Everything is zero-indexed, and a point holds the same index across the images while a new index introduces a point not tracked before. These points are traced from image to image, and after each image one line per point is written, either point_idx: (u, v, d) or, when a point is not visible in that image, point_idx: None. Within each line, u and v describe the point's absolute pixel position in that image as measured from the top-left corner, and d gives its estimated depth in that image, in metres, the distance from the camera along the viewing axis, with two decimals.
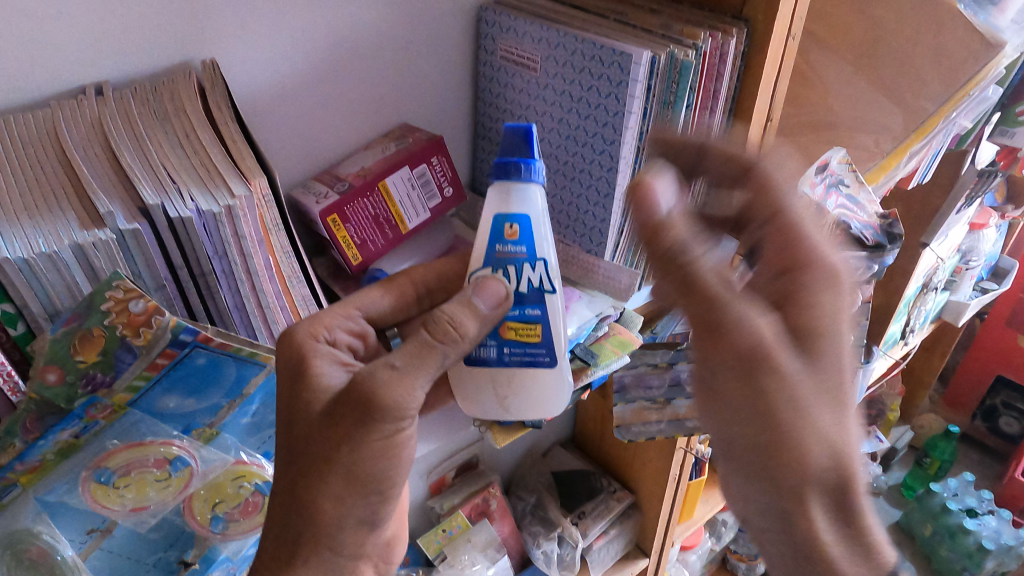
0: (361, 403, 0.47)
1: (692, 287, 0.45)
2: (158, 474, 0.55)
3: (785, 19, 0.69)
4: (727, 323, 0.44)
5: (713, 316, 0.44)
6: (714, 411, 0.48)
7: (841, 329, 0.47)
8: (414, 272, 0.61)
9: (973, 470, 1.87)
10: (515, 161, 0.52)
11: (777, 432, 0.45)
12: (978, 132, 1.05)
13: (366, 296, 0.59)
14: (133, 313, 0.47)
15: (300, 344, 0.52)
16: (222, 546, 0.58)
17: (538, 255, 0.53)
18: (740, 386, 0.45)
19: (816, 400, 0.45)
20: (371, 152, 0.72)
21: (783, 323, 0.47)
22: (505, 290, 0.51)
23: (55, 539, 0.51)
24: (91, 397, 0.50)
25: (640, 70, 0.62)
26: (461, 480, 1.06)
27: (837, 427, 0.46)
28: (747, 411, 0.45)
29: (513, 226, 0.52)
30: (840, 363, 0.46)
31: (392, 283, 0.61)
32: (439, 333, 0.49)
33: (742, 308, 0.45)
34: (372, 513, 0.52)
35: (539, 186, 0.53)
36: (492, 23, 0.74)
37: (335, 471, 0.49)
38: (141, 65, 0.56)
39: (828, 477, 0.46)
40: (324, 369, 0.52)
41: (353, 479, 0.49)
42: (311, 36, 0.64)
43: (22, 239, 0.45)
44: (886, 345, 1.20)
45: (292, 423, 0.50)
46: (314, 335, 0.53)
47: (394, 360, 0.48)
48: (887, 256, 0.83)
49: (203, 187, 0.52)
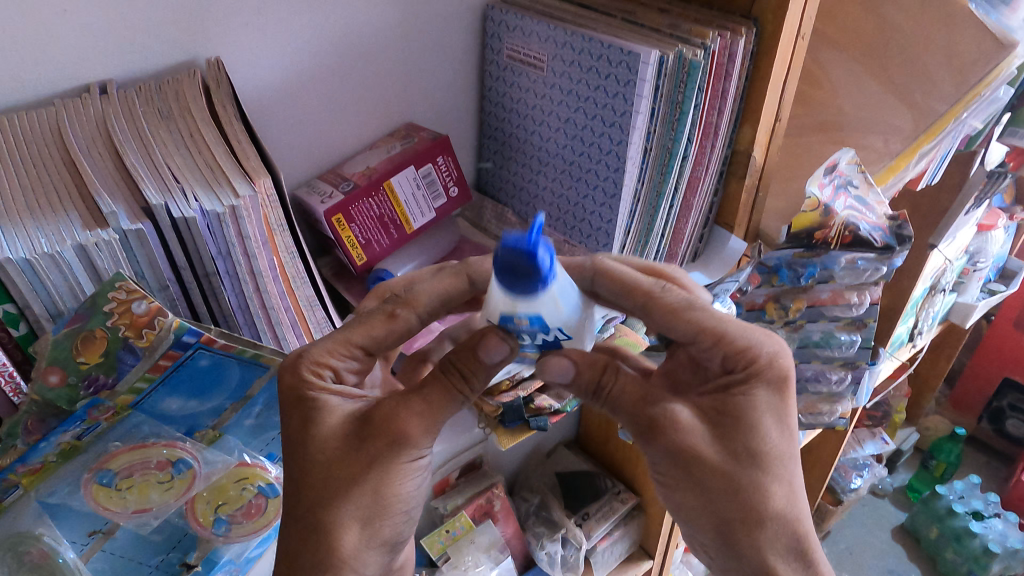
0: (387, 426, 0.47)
1: (625, 398, 0.52)
2: (161, 476, 0.55)
3: (795, 18, 0.69)
4: (659, 428, 0.50)
5: (646, 424, 0.51)
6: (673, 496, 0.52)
7: (773, 407, 0.51)
8: (419, 301, 0.51)
9: (981, 473, 1.86)
10: (525, 277, 0.42)
11: (732, 511, 0.50)
12: (988, 133, 1.04)
13: (369, 330, 0.50)
14: (136, 314, 0.47)
15: (305, 383, 0.49)
16: (224, 549, 0.58)
17: (553, 328, 0.46)
18: (685, 479, 0.50)
19: (761, 476, 0.49)
20: (376, 151, 0.71)
21: (717, 415, 0.51)
22: (512, 345, 0.47)
23: (57, 542, 0.51)
24: (94, 398, 0.50)
25: (648, 70, 0.62)
26: (466, 480, 1.04)
27: (786, 500, 0.50)
28: (692, 503, 0.50)
29: (524, 319, 0.45)
30: (776, 441, 0.50)
31: (394, 318, 0.51)
32: (452, 380, 0.48)
33: (671, 419, 0.50)
34: (398, 536, 0.50)
35: (553, 283, 0.44)
36: (499, 22, 0.73)
37: (366, 494, 0.47)
38: (145, 64, 0.56)
39: (787, 546, 0.50)
40: (336, 401, 0.49)
41: (379, 502, 0.47)
42: (316, 34, 0.64)
43: (25, 239, 0.45)
44: (893, 347, 1.19)
45: (297, 431, 0.48)
46: (320, 371, 0.49)
47: (423, 391, 0.48)
48: (897, 257, 0.81)
49: (207, 187, 0.51)
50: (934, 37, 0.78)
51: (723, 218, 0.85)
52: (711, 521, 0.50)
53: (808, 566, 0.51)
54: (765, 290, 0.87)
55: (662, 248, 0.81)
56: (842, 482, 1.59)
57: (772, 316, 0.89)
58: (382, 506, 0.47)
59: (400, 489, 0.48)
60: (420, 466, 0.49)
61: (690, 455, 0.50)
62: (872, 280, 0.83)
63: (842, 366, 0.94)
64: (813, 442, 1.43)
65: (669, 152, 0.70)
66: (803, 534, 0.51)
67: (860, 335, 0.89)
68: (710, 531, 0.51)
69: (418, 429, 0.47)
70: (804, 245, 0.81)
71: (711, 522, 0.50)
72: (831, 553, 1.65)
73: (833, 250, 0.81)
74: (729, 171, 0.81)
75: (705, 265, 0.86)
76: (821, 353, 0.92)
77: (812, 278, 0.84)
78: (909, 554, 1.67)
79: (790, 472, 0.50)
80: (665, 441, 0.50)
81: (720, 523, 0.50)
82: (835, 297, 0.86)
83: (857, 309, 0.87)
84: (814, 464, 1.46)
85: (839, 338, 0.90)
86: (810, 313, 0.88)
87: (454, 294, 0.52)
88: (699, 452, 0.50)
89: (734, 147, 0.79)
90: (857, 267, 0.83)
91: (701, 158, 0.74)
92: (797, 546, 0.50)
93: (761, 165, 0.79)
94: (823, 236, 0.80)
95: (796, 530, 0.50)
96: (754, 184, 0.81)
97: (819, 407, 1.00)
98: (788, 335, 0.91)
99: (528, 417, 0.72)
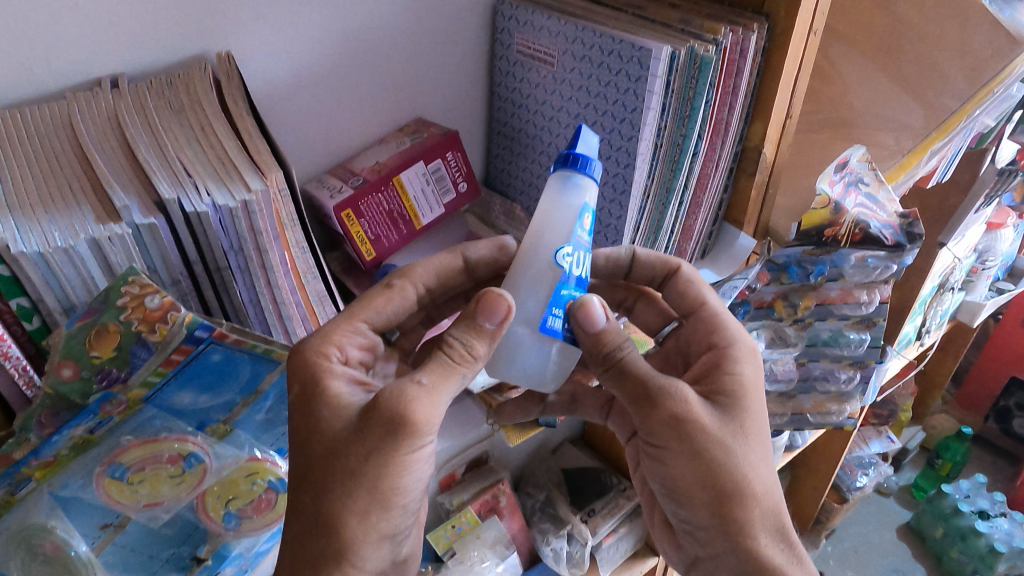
0: (388, 418, 0.46)
1: (629, 377, 0.53)
2: (172, 470, 0.55)
3: (808, 14, 0.68)
4: (667, 406, 0.52)
5: (647, 391, 0.52)
6: (662, 471, 0.54)
7: (755, 387, 0.56)
8: (414, 273, 0.57)
9: (987, 472, 1.85)
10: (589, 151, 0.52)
11: (723, 484, 0.52)
12: (1002, 130, 1.00)
13: (373, 304, 0.54)
14: (149, 308, 0.47)
15: (313, 365, 0.49)
16: (235, 543, 0.58)
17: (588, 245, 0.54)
18: (682, 446, 0.52)
19: (748, 449, 0.53)
20: (386, 147, 0.71)
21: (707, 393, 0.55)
22: (510, 304, 0.49)
23: (69, 534, 0.51)
24: (107, 392, 0.50)
25: (659, 65, 0.61)
26: (472, 475, 1.04)
27: (768, 474, 0.54)
28: (686, 487, 0.53)
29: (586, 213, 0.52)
30: (759, 418, 0.55)
31: (391, 288, 0.56)
32: (455, 352, 0.49)
33: (670, 388, 0.52)
34: (396, 528, 0.49)
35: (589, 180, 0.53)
36: (508, 17, 0.73)
37: (363, 486, 0.46)
38: (157, 58, 0.56)
39: (768, 528, 0.53)
40: (342, 388, 0.49)
41: (377, 497, 0.46)
42: (326, 29, 0.64)
43: (39, 233, 0.45)
44: (900, 345, 1.19)
45: (302, 426, 0.48)
46: (327, 352, 0.50)
47: (422, 377, 0.48)
48: (907, 256, 0.81)
49: (219, 181, 0.51)
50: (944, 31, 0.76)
51: (732, 215, 0.85)
52: (703, 494, 0.53)
53: (786, 541, 0.54)
54: (773, 288, 0.85)
55: (672, 245, 0.81)
56: (848, 481, 1.58)
57: (781, 313, 0.88)
58: (381, 499, 0.47)
59: (401, 481, 0.47)
60: (423, 458, 0.48)
61: (690, 439, 0.52)
62: (881, 278, 0.84)
63: (849, 365, 0.94)
64: (819, 441, 1.43)
65: (680, 147, 0.70)
66: (781, 509, 0.54)
67: (870, 334, 0.90)
68: (704, 505, 0.53)
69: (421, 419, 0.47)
70: (814, 242, 0.80)
71: (703, 495, 0.53)
72: (836, 551, 1.65)
73: (842, 249, 0.80)
74: (739, 168, 0.80)
75: (715, 262, 0.87)
76: (829, 352, 0.92)
77: (823, 274, 0.83)
78: (914, 553, 1.67)
79: (767, 449, 0.54)
80: (669, 424, 0.52)
81: (711, 495, 0.52)
82: (844, 295, 0.86)
83: (867, 308, 0.87)
84: (821, 462, 1.45)
85: (847, 338, 0.90)
86: (819, 312, 0.88)
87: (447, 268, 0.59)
88: (699, 439, 0.52)
89: (743, 144, 0.78)
90: (866, 265, 0.83)
91: (711, 155, 0.74)
92: (778, 527, 0.54)
93: (772, 162, 0.79)
94: (832, 234, 0.79)
95: (775, 504, 0.54)
96: (765, 180, 0.81)
97: (827, 407, 1.00)
98: (797, 334, 0.90)
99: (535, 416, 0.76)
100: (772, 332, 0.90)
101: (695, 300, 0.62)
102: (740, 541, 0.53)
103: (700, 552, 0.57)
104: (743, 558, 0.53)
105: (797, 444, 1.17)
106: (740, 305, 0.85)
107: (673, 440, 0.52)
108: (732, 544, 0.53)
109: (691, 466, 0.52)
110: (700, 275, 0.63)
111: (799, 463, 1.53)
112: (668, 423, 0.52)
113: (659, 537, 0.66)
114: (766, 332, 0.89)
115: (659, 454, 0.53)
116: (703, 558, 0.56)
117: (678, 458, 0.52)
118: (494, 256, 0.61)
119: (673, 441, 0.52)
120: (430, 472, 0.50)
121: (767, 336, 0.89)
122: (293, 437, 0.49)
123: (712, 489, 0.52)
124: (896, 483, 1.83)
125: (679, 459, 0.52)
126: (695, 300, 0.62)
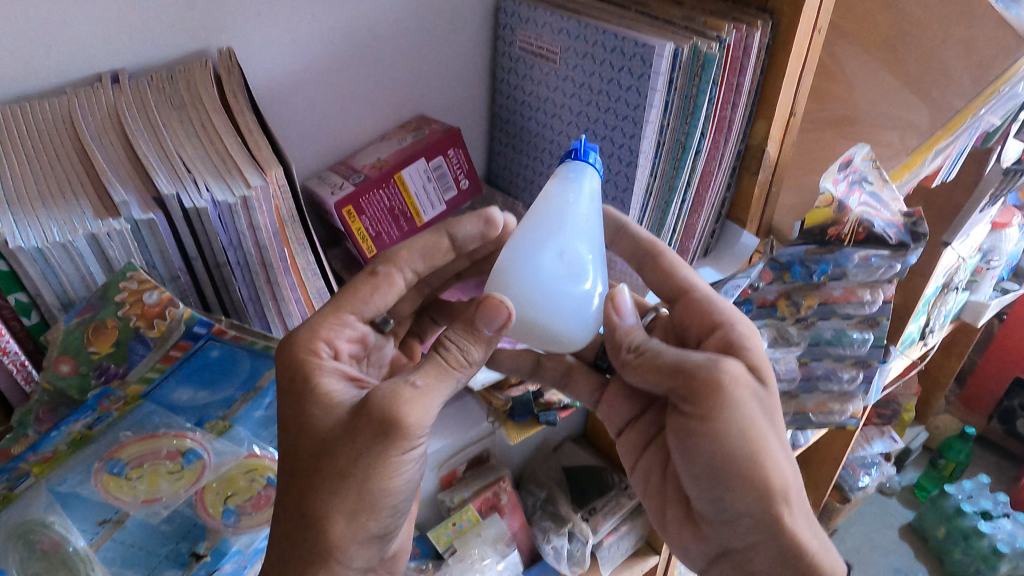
0: (378, 420, 0.46)
1: (665, 361, 0.56)
2: (170, 467, 0.56)
3: (812, 12, 0.67)
4: (716, 380, 0.53)
5: (691, 370, 0.54)
6: (709, 450, 0.55)
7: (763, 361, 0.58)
8: (398, 258, 0.55)
9: (990, 472, 1.85)
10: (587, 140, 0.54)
11: (769, 457, 0.54)
12: (1007, 128, 0.91)
13: (359, 294, 0.53)
14: (147, 304, 0.47)
15: (302, 360, 0.49)
16: (234, 539, 0.56)
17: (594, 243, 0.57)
18: (735, 420, 0.54)
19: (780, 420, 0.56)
20: (387, 143, 0.71)
21: None
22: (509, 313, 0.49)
23: (67, 529, 0.51)
24: (105, 388, 0.49)
25: (662, 63, 0.60)
26: (472, 474, 1.03)
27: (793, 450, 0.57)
28: (735, 470, 0.54)
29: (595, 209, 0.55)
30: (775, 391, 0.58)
31: (376, 275, 0.54)
32: (451, 356, 0.49)
33: (716, 365, 0.54)
34: (383, 530, 0.49)
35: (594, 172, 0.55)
36: (511, 13, 0.72)
37: (351, 487, 0.46)
38: (158, 53, 0.55)
39: (800, 508, 0.56)
40: (335, 385, 0.49)
41: (364, 498, 0.47)
42: (328, 26, 0.64)
43: (37, 228, 0.45)
44: (904, 345, 1.19)
45: (303, 427, 0.48)
46: (318, 349, 0.50)
47: (416, 379, 0.47)
48: (910, 255, 0.81)
49: (219, 178, 0.51)
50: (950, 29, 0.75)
51: (735, 213, 0.84)
52: (751, 472, 0.54)
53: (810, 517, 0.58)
54: (777, 287, 0.85)
55: (674, 243, 0.81)
56: (850, 481, 1.59)
57: (783, 313, 0.87)
58: (368, 500, 0.47)
59: (396, 480, 0.47)
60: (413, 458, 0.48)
61: (740, 417, 0.54)
62: (884, 278, 0.83)
63: (852, 365, 0.94)
64: (821, 441, 1.43)
65: (683, 145, 0.69)
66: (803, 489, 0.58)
67: (873, 334, 0.90)
68: (753, 484, 0.55)
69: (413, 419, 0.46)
70: (817, 241, 0.80)
71: (751, 473, 0.54)
72: None
73: (846, 247, 0.80)
74: (742, 166, 0.80)
75: (717, 261, 0.86)
76: (832, 352, 0.91)
77: (825, 275, 0.83)
78: (915, 553, 1.67)
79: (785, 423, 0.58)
80: (715, 405, 0.53)
81: (758, 470, 0.54)
82: (847, 295, 0.86)
83: (871, 307, 0.87)
84: (823, 460, 1.45)
85: (850, 337, 0.90)
86: (822, 310, 0.87)
87: (434, 252, 0.56)
88: (748, 417, 0.54)
89: (747, 142, 0.78)
90: (870, 264, 0.82)
91: (714, 153, 0.73)
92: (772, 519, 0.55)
93: (775, 160, 0.78)
94: (836, 233, 0.79)
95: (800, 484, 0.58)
96: (768, 179, 0.80)
97: (830, 406, 1.00)
98: (800, 333, 0.89)
99: (536, 413, 0.75)
100: (774, 331, 0.89)
101: (680, 283, 0.62)
102: (778, 526, 0.55)
103: (736, 540, 0.58)
104: (782, 543, 0.55)
105: (799, 443, 1.16)
106: (742, 304, 0.85)
107: (726, 414, 0.54)
108: (774, 528, 0.56)
109: (741, 442, 0.54)
110: (680, 258, 0.63)
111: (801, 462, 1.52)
112: (721, 396, 0.53)
113: (673, 531, 0.65)
114: (768, 331, 0.88)
115: (705, 433, 0.55)
116: (738, 547, 0.58)
117: (728, 435, 0.54)
118: (482, 232, 0.57)
119: (726, 415, 0.54)
120: (418, 471, 0.50)
121: (770, 336, 0.88)
122: (292, 436, 0.48)
123: (760, 463, 0.54)
124: (899, 483, 1.82)
125: (730, 436, 0.54)
126: (681, 285, 0.62)
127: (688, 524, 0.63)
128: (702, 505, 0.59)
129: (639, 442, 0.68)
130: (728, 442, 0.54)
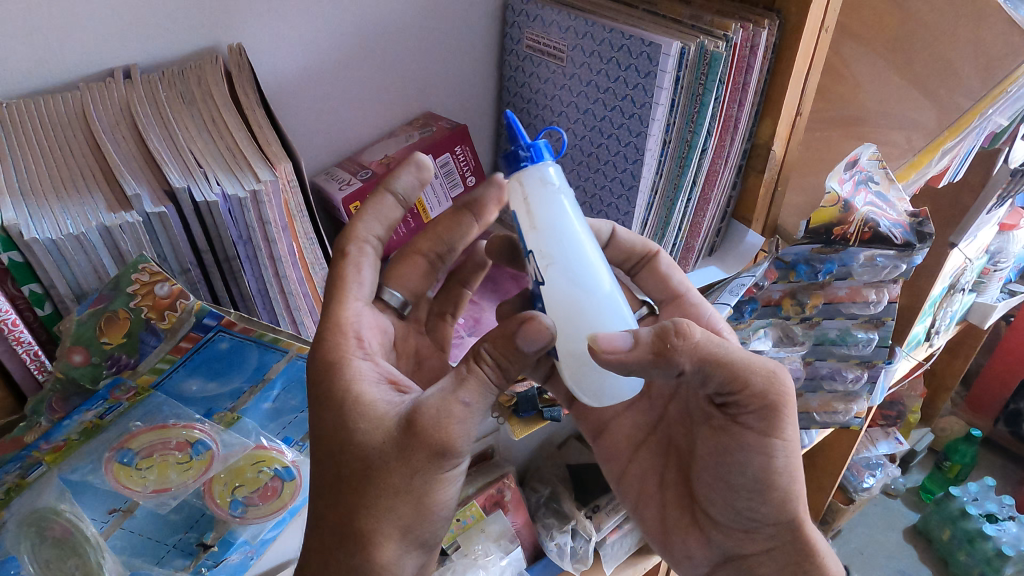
0: (432, 442, 0.45)
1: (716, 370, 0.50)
2: (180, 457, 0.57)
3: (819, 11, 0.68)
4: (775, 392, 0.52)
5: (748, 382, 0.51)
6: (759, 451, 0.55)
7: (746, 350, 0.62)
8: None
9: (995, 475, 1.84)
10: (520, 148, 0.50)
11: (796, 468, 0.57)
12: (1015, 129, 0.88)
13: (347, 279, 0.52)
14: (159, 296, 0.47)
15: (331, 368, 0.49)
16: (241, 530, 0.64)
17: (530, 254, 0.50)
18: (788, 433, 0.54)
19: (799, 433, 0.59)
20: (395, 140, 0.72)
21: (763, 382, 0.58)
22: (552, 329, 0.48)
23: (77, 518, 0.53)
24: (116, 378, 0.51)
25: (669, 61, 0.61)
26: (477, 470, 1.04)
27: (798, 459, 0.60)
28: (778, 482, 0.56)
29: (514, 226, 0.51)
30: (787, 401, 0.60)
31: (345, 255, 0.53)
32: (490, 371, 0.47)
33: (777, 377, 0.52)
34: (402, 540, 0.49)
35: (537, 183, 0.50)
36: (518, 11, 0.73)
37: (398, 500, 0.47)
38: (170, 49, 0.56)
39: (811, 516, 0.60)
40: (379, 401, 0.48)
41: (400, 506, 0.47)
42: (337, 24, 0.64)
43: (51, 220, 0.45)
44: (909, 346, 1.18)
45: (328, 428, 0.48)
46: (344, 354, 0.49)
47: (465, 396, 0.46)
48: (916, 255, 0.81)
49: (228, 171, 0.51)
50: (958, 31, 0.74)
51: (741, 213, 0.84)
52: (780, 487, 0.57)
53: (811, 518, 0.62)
54: (782, 286, 0.84)
55: (679, 241, 0.81)
56: (854, 482, 1.60)
57: (788, 312, 0.87)
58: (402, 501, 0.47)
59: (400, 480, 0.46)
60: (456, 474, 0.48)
61: (792, 431, 0.55)
62: (889, 278, 0.84)
63: (856, 365, 0.94)
64: (826, 442, 1.43)
65: (689, 144, 0.70)
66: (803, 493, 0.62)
67: (878, 334, 0.90)
68: (778, 496, 0.57)
69: (459, 435, 0.46)
70: (823, 241, 0.80)
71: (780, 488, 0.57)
72: (840, 552, 1.64)
73: (851, 246, 0.80)
74: (748, 165, 0.80)
75: (722, 260, 0.87)
76: (836, 351, 0.92)
77: (830, 275, 0.83)
78: (920, 555, 1.66)
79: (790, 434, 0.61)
80: (778, 422, 0.53)
81: (788, 478, 0.56)
82: (852, 295, 0.86)
83: (875, 308, 0.87)
84: (827, 461, 1.44)
85: (855, 336, 0.90)
86: (827, 310, 0.87)
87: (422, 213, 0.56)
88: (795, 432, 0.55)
89: (754, 140, 0.78)
90: (875, 263, 0.82)
91: (722, 151, 0.73)
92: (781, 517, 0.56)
93: (781, 159, 0.78)
94: (842, 233, 0.79)
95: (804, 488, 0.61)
96: (774, 178, 0.80)
97: (835, 407, 1.00)
98: (804, 333, 0.90)
99: (542, 407, 0.77)
100: (780, 331, 0.89)
101: (674, 288, 0.66)
102: (797, 532, 0.58)
103: (749, 550, 0.60)
104: (798, 548, 0.58)
105: (803, 444, 1.16)
106: (747, 303, 0.84)
107: (770, 427, 0.53)
108: (792, 535, 0.58)
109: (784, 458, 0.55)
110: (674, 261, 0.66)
111: (806, 463, 1.52)
112: (780, 405, 0.52)
113: (676, 540, 0.66)
114: (773, 330, 0.89)
115: (760, 447, 0.55)
116: (750, 552, 0.60)
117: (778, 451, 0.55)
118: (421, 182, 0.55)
119: (771, 427, 0.53)
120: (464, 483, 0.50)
121: (775, 335, 0.89)
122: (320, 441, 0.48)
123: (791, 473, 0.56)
124: (903, 484, 1.81)
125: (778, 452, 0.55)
126: (676, 289, 0.65)
127: (693, 529, 0.64)
128: (722, 512, 0.61)
129: (628, 443, 0.67)
130: (780, 452, 0.55)
